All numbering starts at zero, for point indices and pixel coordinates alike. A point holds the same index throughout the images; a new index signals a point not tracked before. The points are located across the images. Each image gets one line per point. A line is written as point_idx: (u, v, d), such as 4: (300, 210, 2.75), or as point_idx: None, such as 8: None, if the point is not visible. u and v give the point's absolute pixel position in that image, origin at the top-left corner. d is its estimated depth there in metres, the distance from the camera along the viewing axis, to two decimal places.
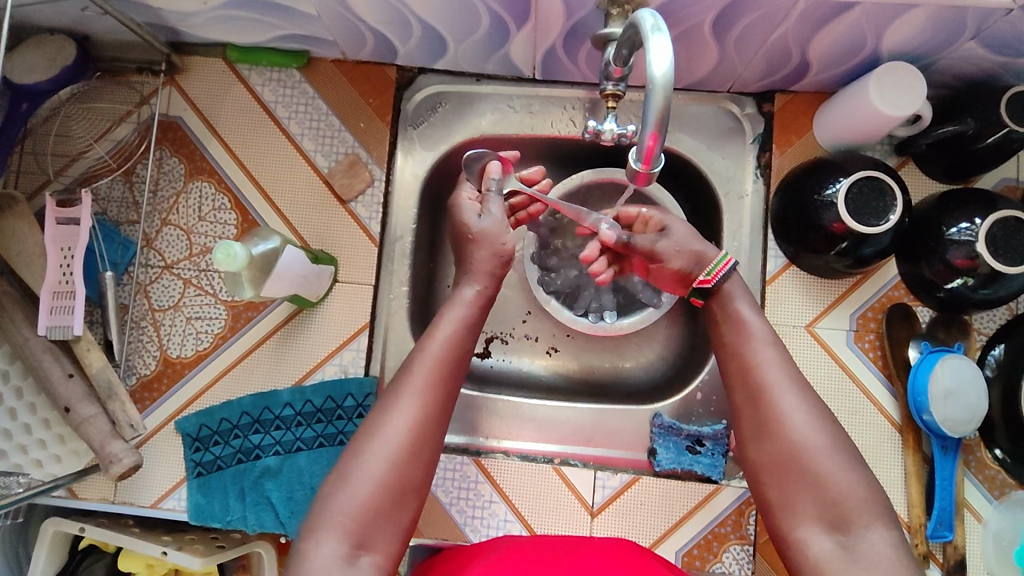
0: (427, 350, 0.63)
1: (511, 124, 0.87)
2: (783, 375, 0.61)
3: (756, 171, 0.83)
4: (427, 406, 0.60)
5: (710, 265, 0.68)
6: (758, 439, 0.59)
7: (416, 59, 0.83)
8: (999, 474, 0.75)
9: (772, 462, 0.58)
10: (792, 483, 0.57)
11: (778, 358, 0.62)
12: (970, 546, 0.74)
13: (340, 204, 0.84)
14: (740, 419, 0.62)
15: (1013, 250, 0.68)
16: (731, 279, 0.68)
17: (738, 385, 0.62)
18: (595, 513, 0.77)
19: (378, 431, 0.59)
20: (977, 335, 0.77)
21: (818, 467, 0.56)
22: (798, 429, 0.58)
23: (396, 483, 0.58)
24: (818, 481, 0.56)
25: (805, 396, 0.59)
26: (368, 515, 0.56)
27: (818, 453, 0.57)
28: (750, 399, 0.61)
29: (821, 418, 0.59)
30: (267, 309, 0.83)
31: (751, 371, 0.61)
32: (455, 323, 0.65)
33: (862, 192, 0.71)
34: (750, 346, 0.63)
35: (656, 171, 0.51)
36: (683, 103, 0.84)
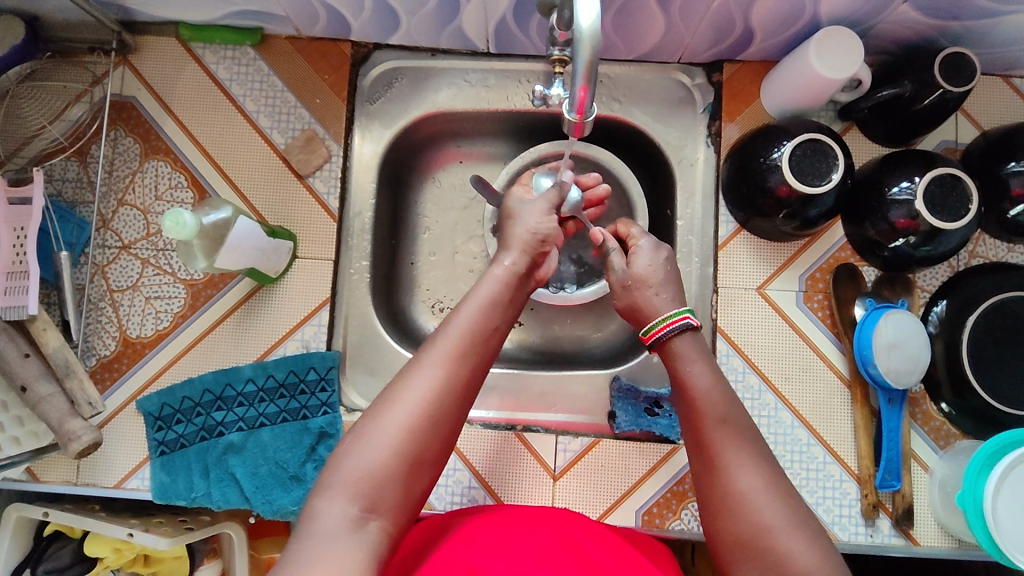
0: (454, 322, 0.62)
1: (468, 98, 0.88)
2: (740, 452, 0.57)
3: (707, 140, 0.85)
4: (453, 376, 0.58)
5: (655, 321, 0.67)
6: (719, 511, 0.56)
7: (371, 33, 0.84)
8: (943, 425, 0.78)
9: (732, 544, 0.55)
10: (751, 562, 0.53)
11: (736, 434, 0.58)
12: (917, 495, 0.76)
13: (298, 179, 0.85)
14: (701, 494, 0.59)
15: (949, 207, 0.71)
16: (673, 340, 0.65)
17: (698, 455, 0.60)
18: (558, 476, 0.79)
19: (397, 395, 0.57)
20: (920, 293, 0.80)
21: (775, 547, 0.53)
22: (757, 512, 0.54)
23: (415, 449, 0.56)
24: (776, 561, 0.52)
25: (761, 472, 0.56)
26: (382, 478, 0.54)
27: (774, 530, 0.53)
28: (711, 471, 0.58)
29: (783, 494, 0.55)
30: (226, 286, 0.83)
31: (710, 446, 0.58)
32: (484, 299, 0.65)
33: (806, 154, 0.73)
34: (708, 419, 0.60)
35: (590, 118, 0.53)
36: (636, 75, 0.86)
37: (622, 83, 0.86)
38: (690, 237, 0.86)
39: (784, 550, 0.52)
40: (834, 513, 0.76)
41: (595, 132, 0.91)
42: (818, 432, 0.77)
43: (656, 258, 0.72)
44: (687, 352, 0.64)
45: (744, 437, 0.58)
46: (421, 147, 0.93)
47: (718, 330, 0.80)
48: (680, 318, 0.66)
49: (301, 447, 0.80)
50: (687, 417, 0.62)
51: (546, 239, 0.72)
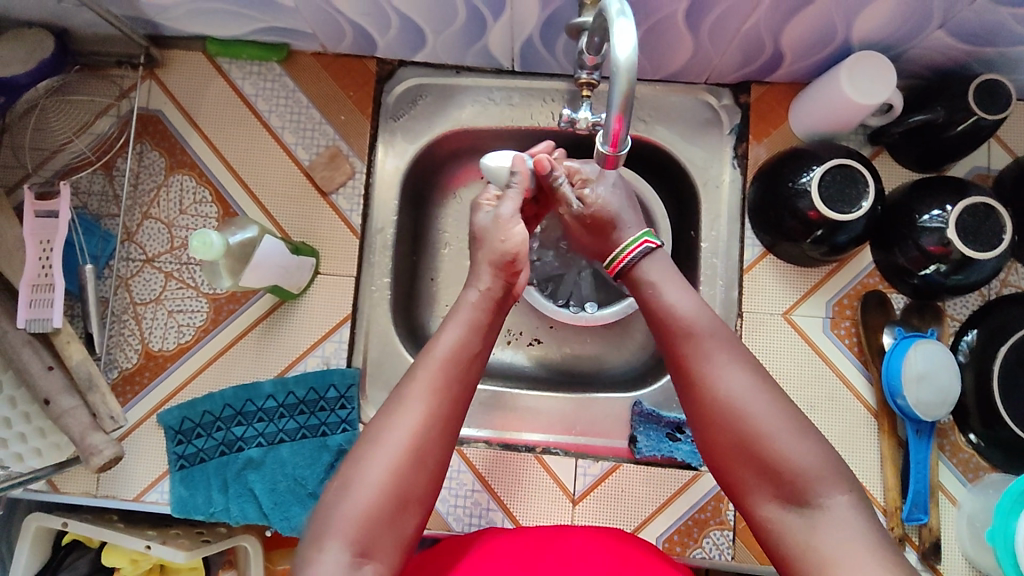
0: (433, 352, 0.61)
1: (492, 116, 0.87)
2: (719, 357, 0.59)
3: (733, 162, 0.84)
4: (432, 414, 0.58)
5: (619, 248, 0.69)
6: (709, 420, 0.58)
7: (396, 51, 0.84)
8: (973, 457, 0.76)
9: (724, 449, 0.57)
10: (748, 465, 0.56)
11: (711, 340, 0.60)
12: (945, 528, 0.74)
13: (321, 196, 0.85)
14: (687, 404, 0.61)
15: (982, 236, 0.69)
16: (637, 266, 0.68)
17: (675, 367, 0.62)
18: (577, 500, 0.78)
19: (381, 435, 0.57)
20: (950, 322, 0.78)
21: (767, 447, 0.55)
22: (741, 415, 0.56)
23: (400, 490, 0.55)
24: (771, 462, 0.55)
25: (739, 374, 0.58)
26: (370, 522, 0.54)
27: (765, 433, 0.56)
28: (693, 383, 0.60)
29: (767, 397, 0.57)
30: (248, 301, 0.83)
31: (689, 358, 0.60)
32: (462, 327, 0.63)
33: (835, 180, 0.72)
34: (684, 332, 0.61)
35: (624, 149, 0.52)
36: (661, 95, 0.85)
37: (647, 103, 0.85)
38: (713, 260, 0.83)
39: (776, 450, 0.55)
40: None
41: None
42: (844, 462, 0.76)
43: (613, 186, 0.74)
44: (658, 271, 0.66)
45: (719, 342, 0.60)
46: (444, 164, 0.93)
47: None
48: (641, 243, 0.68)
49: (320, 464, 0.80)
50: (661, 330, 0.63)
51: (515, 260, 0.67)
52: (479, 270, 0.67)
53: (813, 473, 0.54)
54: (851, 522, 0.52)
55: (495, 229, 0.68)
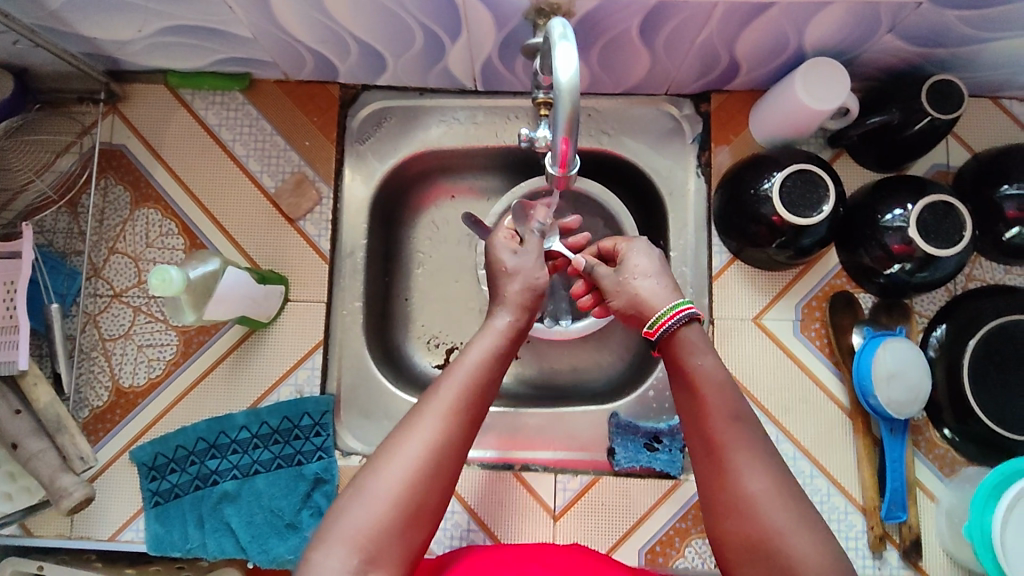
0: (456, 369, 0.62)
1: (458, 135, 0.88)
2: (750, 447, 0.55)
3: (697, 170, 0.85)
4: (452, 427, 0.58)
5: (656, 315, 0.65)
6: (724, 509, 0.55)
7: (358, 75, 0.84)
8: (948, 452, 0.76)
9: (739, 545, 0.53)
10: (760, 565, 0.52)
11: (746, 428, 0.57)
12: (924, 525, 0.74)
13: (288, 223, 0.84)
14: (705, 488, 0.57)
15: (943, 234, 0.70)
16: (681, 331, 0.63)
17: (701, 449, 0.58)
18: (558, 516, 0.77)
19: (397, 446, 0.57)
20: (918, 318, 0.79)
21: (783, 552, 0.51)
22: (767, 513, 0.53)
23: (415, 503, 0.55)
24: (788, 567, 0.51)
25: (768, 471, 0.54)
26: (380, 534, 0.53)
27: (786, 534, 0.52)
28: (716, 468, 0.56)
29: (794, 496, 0.53)
30: (218, 332, 0.83)
31: (716, 442, 0.56)
32: (484, 352, 0.63)
33: (796, 185, 0.73)
34: (715, 418, 0.58)
35: (573, 171, 0.53)
36: (624, 108, 0.86)
37: (610, 116, 0.86)
38: (684, 268, 0.83)
39: (794, 553, 0.51)
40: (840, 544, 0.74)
41: (586, 165, 0.91)
42: (821, 464, 0.76)
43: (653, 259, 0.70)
44: (696, 345, 0.63)
45: (753, 431, 0.56)
46: (413, 184, 0.93)
47: None
48: (686, 307, 0.64)
49: (297, 494, 0.79)
50: (689, 404, 0.60)
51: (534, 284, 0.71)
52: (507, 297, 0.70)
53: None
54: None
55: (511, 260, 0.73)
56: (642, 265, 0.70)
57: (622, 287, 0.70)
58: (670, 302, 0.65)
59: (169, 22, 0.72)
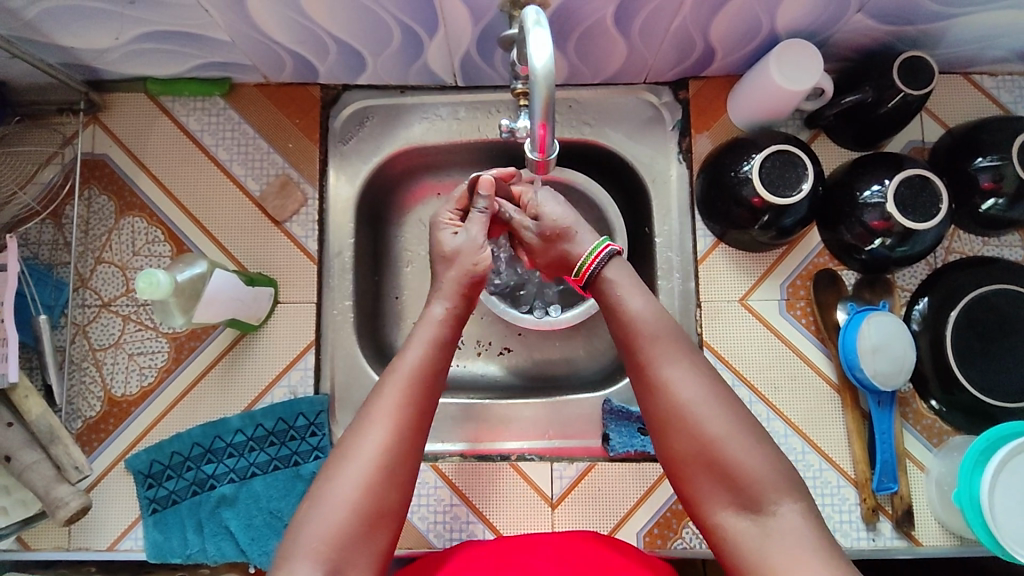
0: (397, 368, 0.62)
1: (441, 132, 0.88)
2: (678, 364, 0.61)
3: (679, 156, 0.86)
4: (399, 426, 0.59)
5: (582, 258, 0.70)
6: (668, 429, 0.60)
7: (338, 75, 0.85)
8: (936, 422, 0.77)
9: (686, 458, 0.59)
10: (708, 474, 0.58)
11: (673, 348, 0.62)
12: (915, 495, 0.75)
13: (274, 225, 0.84)
14: (647, 412, 0.62)
15: (919, 207, 0.72)
16: (603, 274, 0.68)
17: (637, 375, 0.63)
18: (556, 504, 0.77)
19: (347, 453, 0.58)
20: (901, 292, 0.80)
21: (728, 454, 0.57)
22: (706, 422, 0.59)
23: (373, 507, 0.57)
24: (728, 470, 0.57)
25: (702, 383, 0.60)
26: (340, 540, 0.55)
27: (723, 442, 0.58)
28: (652, 391, 0.61)
29: (723, 406, 0.59)
30: (209, 337, 0.83)
31: (646, 366, 0.62)
32: (424, 345, 0.64)
33: (774, 166, 0.74)
34: (645, 342, 0.63)
35: (553, 157, 0.54)
36: (604, 98, 0.87)
37: (590, 106, 0.87)
38: (668, 253, 0.84)
39: (733, 458, 0.57)
40: (833, 519, 0.74)
41: (569, 156, 0.91)
42: (812, 440, 0.76)
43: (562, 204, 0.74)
44: (617, 280, 0.68)
45: (679, 350, 0.62)
46: (398, 182, 0.93)
47: (704, 344, 0.80)
48: (604, 247, 0.69)
49: (295, 494, 0.79)
50: (620, 335, 0.65)
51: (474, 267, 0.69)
52: (443, 288, 0.68)
53: (761, 478, 0.56)
54: (799, 526, 0.54)
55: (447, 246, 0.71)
56: (558, 216, 0.72)
57: (550, 244, 0.72)
58: (591, 244, 0.70)
59: (147, 28, 0.72)
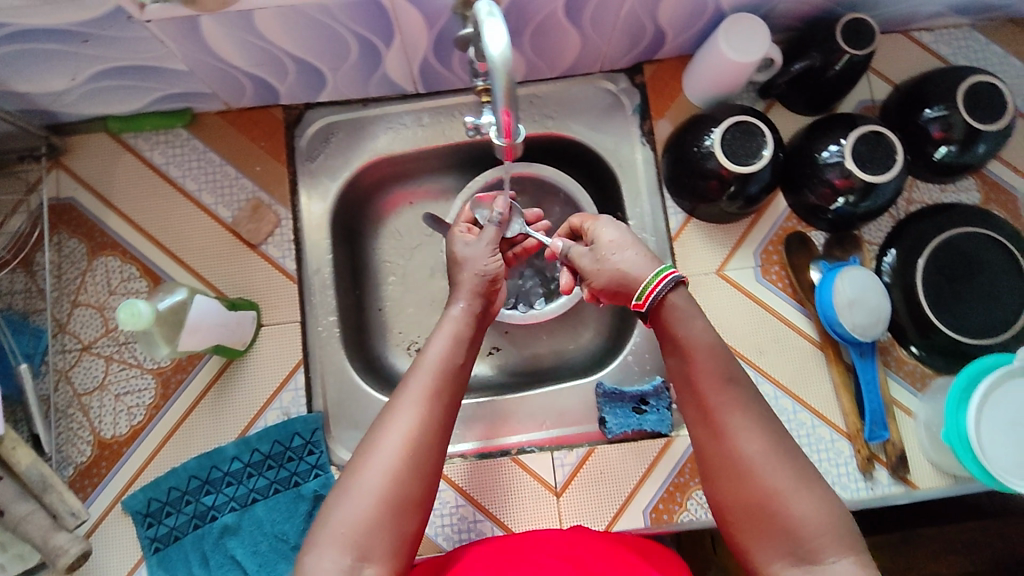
0: (423, 362, 0.64)
1: (407, 140, 0.89)
2: (744, 416, 0.58)
3: (642, 139, 0.87)
4: (428, 416, 0.60)
5: (644, 283, 0.65)
6: (723, 477, 0.57)
7: (299, 94, 0.85)
8: (917, 367, 0.79)
9: (741, 509, 0.56)
10: (760, 526, 0.55)
11: (737, 396, 0.59)
12: (907, 441, 0.76)
13: (250, 249, 0.84)
14: (704, 457, 0.59)
15: (876, 161, 0.74)
16: (667, 299, 0.64)
17: (699, 417, 0.60)
18: (560, 492, 0.78)
19: (378, 440, 0.59)
20: (870, 247, 0.82)
21: (783, 509, 0.54)
22: (764, 470, 0.55)
23: (400, 493, 0.56)
24: (787, 524, 0.53)
25: (766, 433, 0.57)
26: (368, 528, 0.55)
27: (783, 494, 0.54)
28: (715, 439, 0.58)
29: (788, 460, 0.56)
30: (195, 369, 0.82)
31: (712, 413, 0.58)
32: (448, 339, 0.66)
33: (734, 137, 0.76)
34: (708, 384, 0.60)
35: (520, 143, 0.56)
36: (563, 91, 0.89)
37: (551, 100, 0.89)
38: (643, 234, 0.86)
39: (793, 513, 0.53)
40: (831, 474, 0.76)
41: (535, 151, 0.93)
42: (802, 399, 0.78)
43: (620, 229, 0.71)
44: (684, 312, 0.64)
45: (745, 399, 0.58)
46: (369, 195, 0.94)
47: None
48: (670, 273, 0.64)
49: (299, 515, 0.78)
50: (684, 380, 0.62)
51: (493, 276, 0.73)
52: (461, 287, 0.72)
53: (822, 533, 0.53)
54: None
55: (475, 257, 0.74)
56: (615, 240, 0.70)
57: (603, 265, 0.69)
58: (653, 270, 0.66)
59: (103, 66, 0.73)
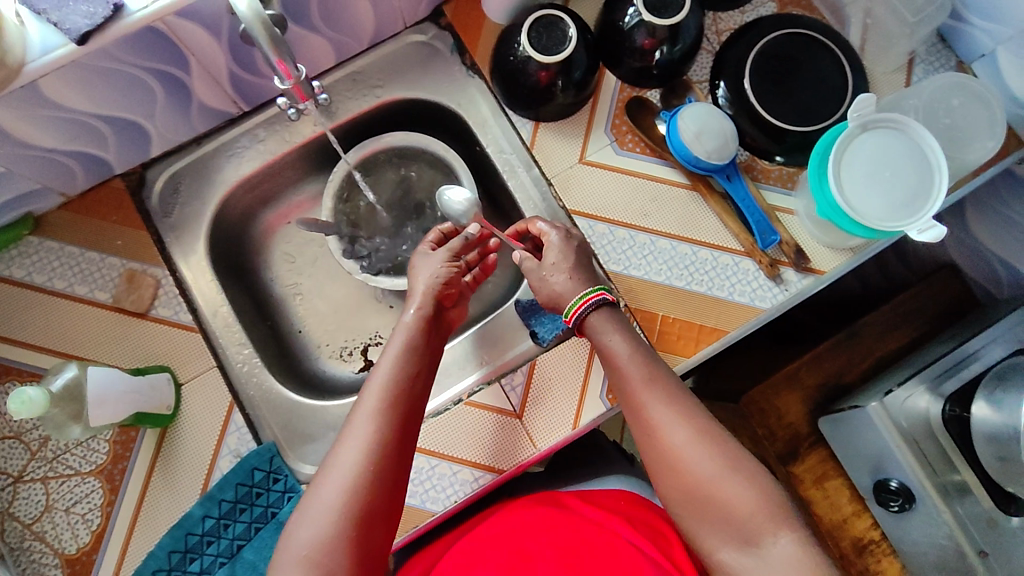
0: (373, 378, 0.67)
1: (254, 159, 0.90)
2: (670, 413, 0.66)
3: (469, 73, 0.90)
4: (382, 428, 0.63)
5: (571, 303, 0.74)
6: (663, 471, 0.66)
7: (130, 156, 0.84)
8: (782, 170, 0.85)
9: (678, 495, 0.64)
10: (700, 509, 0.63)
11: (661, 391, 0.68)
12: (798, 235, 0.82)
13: (141, 318, 0.82)
14: (645, 453, 0.68)
15: (669, 5, 0.79)
16: (589, 318, 0.73)
17: (634, 420, 0.69)
18: (522, 412, 0.80)
19: (335, 458, 0.62)
20: (701, 85, 0.87)
21: (716, 494, 0.62)
22: (695, 462, 0.64)
23: (359, 505, 0.59)
24: (721, 507, 0.62)
25: (690, 427, 0.65)
26: (331, 543, 0.57)
27: (713, 481, 0.63)
28: (650, 440, 0.67)
29: (715, 446, 0.64)
30: (134, 451, 0.80)
31: (640, 412, 0.68)
32: (398, 350, 0.70)
33: (540, 36, 0.80)
34: (635, 388, 0.69)
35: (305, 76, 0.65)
36: (379, 58, 0.91)
37: (372, 71, 0.91)
38: (505, 155, 0.89)
39: (725, 497, 0.62)
40: (747, 293, 0.81)
41: (379, 125, 0.95)
42: (696, 240, 0.82)
43: (561, 246, 0.76)
44: (603, 325, 0.73)
45: (669, 396, 0.67)
46: (243, 226, 0.94)
47: (572, 213, 0.84)
48: (592, 296, 0.73)
49: None
50: (618, 382, 0.71)
51: (444, 278, 0.77)
52: (415, 293, 0.76)
53: (752, 511, 0.61)
54: (790, 555, 0.59)
55: (427, 265, 0.79)
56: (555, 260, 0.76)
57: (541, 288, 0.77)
58: (580, 291, 0.74)
59: None
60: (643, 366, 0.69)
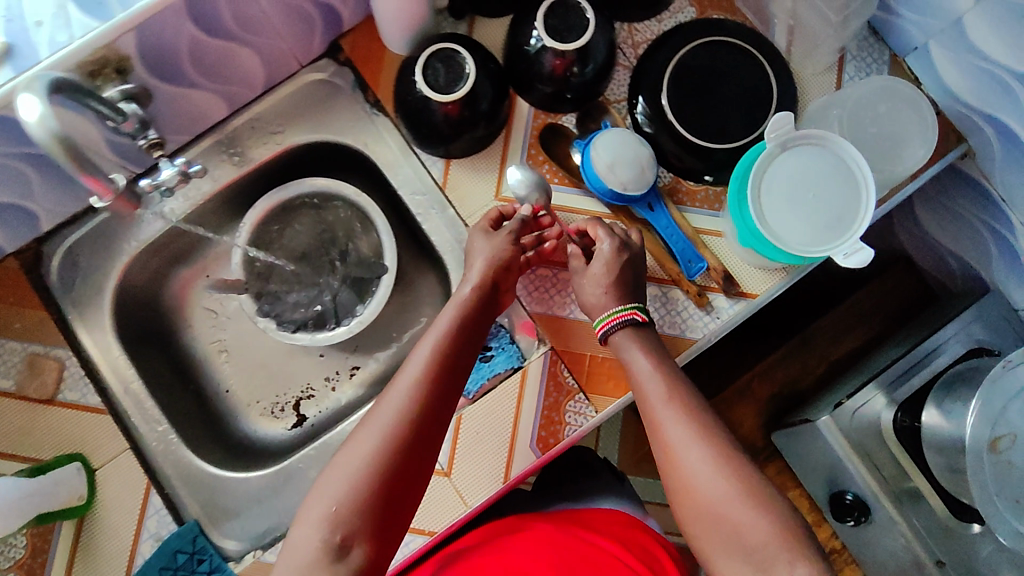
0: (428, 337, 0.67)
1: (155, 221, 0.85)
2: (688, 430, 0.64)
3: (372, 111, 0.84)
4: (422, 394, 0.63)
5: (605, 313, 0.72)
6: (678, 494, 0.62)
7: (17, 235, 0.79)
8: (708, 190, 0.80)
9: (694, 515, 0.61)
10: (716, 533, 0.60)
11: (681, 410, 0.65)
12: (727, 259, 0.78)
13: (48, 404, 0.78)
14: (662, 476, 0.65)
15: (572, 27, 0.73)
16: (614, 336, 0.71)
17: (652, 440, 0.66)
18: (449, 470, 0.76)
19: (374, 417, 0.62)
20: (618, 105, 0.82)
21: (733, 519, 0.59)
22: (711, 485, 0.61)
23: (390, 466, 0.59)
24: (737, 531, 0.59)
25: (709, 447, 0.62)
26: (354, 502, 0.57)
27: (730, 502, 0.59)
28: (665, 464, 0.64)
29: (735, 468, 0.61)
30: (52, 545, 0.76)
31: (657, 431, 0.65)
32: (452, 313, 0.69)
33: (439, 72, 0.74)
34: (652, 405, 0.66)
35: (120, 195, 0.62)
36: (278, 102, 0.85)
37: (271, 116, 0.85)
38: (419, 196, 0.84)
39: (741, 521, 0.58)
40: (678, 324, 0.77)
41: (288, 171, 0.90)
42: None
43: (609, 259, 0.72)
44: (624, 343, 0.71)
45: (689, 415, 0.65)
46: (154, 290, 0.89)
47: None
48: (623, 315, 0.70)
49: None
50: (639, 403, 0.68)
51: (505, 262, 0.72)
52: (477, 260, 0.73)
53: (767, 540, 0.57)
54: None
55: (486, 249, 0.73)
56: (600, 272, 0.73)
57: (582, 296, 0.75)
58: (619, 304, 0.71)
59: None
60: (661, 383, 0.67)
